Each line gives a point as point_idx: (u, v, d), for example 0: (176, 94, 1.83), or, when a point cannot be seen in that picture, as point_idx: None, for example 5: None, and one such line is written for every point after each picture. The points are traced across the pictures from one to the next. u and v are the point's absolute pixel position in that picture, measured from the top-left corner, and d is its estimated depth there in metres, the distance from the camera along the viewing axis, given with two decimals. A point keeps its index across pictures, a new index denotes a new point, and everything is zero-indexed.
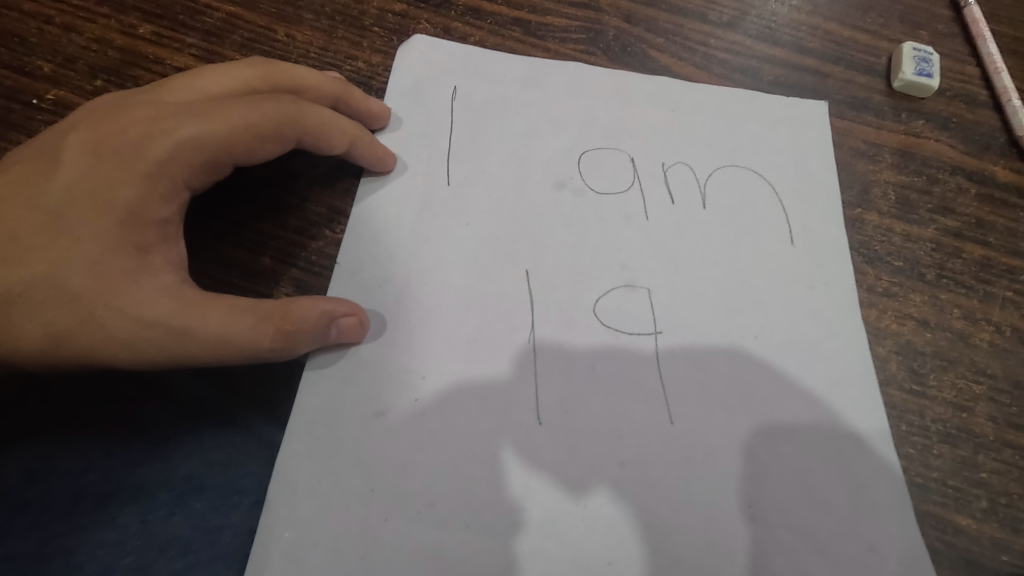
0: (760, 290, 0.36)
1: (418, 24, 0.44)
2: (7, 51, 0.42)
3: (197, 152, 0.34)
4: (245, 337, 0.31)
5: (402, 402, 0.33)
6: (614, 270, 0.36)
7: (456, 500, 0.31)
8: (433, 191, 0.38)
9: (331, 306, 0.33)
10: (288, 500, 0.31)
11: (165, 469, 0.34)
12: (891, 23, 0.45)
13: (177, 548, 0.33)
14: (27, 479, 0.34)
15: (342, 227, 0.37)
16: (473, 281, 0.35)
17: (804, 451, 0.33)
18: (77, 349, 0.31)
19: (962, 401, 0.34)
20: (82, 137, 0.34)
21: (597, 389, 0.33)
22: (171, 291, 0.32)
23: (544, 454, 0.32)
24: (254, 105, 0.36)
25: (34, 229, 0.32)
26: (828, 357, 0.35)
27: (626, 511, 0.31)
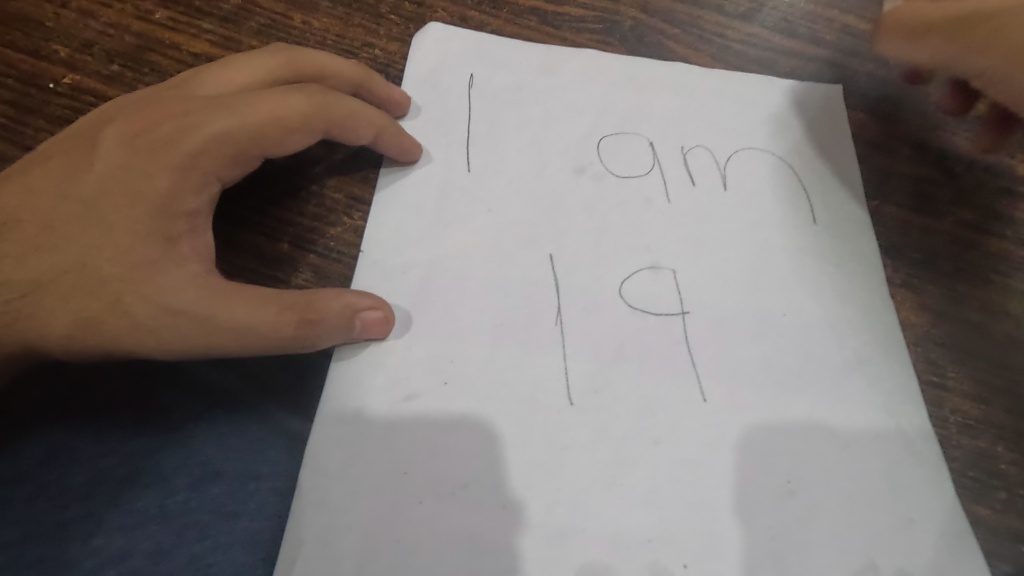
0: (781, 276, 0.36)
1: (434, 11, 0.44)
2: (23, 36, 0.42)
3: (227, 143, 0.34)
4: (268, 324, 0.31)
5: (430, 384, 0.33)
6: (638, 253, 0.36)
7: (487, 480, 0.31)
8: (455, 178, 0.38)
9: (356, 299, 0.33)
10: (321, 484, 0.31)
11: (183, 453, 0.34)
12: None
13: (195, 532, 0.33)
14: (44, 462, 0.34)
15: (360, 214, 0.37)
16: (498, 267, 0.35)
17: (833, 437, 0.33)
18: (104, 335, 0.31)
19: (980, 393, 0.35)
20: (116, 130, 0.34)
21: (626, 371, 0.33)
22: (198, 278, 0.32)
23: (577, 435, 0.32)
24: (281, 96, 0.35)
25: (64, 218, 0.33)
26: (854, 346, 0.35)
27: (660, 490, 0.31)
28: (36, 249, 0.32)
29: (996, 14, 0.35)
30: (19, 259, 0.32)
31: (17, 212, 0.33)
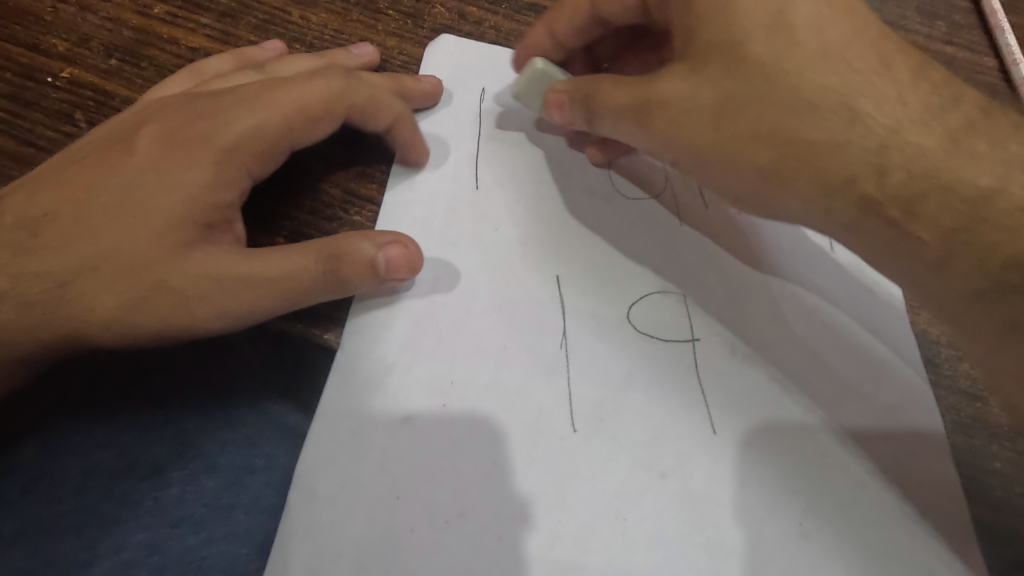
0: (779, 321, 0.37)
1: (434, 7, 0.44)
2: (22, 29, 0.42)
3: (258, 140, 0.34)
4: (298, 265, 0.32)
5: (427, 407, 0.32)
6: (649, 276, 0.37)
7: (485, 511, 0.31)
8: (463, 195, 0.38)
9: (379, 237, 0.33)
10: (310, 506, 0.30)
11: (177, 446, 0.34)
12: (909, 12, 0.45)
13: (189, 526, 0.33)
14: (41, 454, 0.34)
15: (355, 209, 0.37)
16: (501, 287, 0.35)
17: (858, 458, 0.35)
18: (147, 316, 0.31)
19: (975, 391, 0.37)
20: (151, 131, 0.34)
21: (629, 400, 0.34)
22: (233, 252, 0.32)
23: (580, 465, 0.32)
24: (308, 84, 0.35)
25: (110, 206, 0.32)
26: (845, 387, 0.36)
27: (665, 526, 0.32)
28: (76, 239, 0.32)
29: (676, 104, 0.34)
30: (60, 248, 0.32)
31: (57, 206, 0.32)
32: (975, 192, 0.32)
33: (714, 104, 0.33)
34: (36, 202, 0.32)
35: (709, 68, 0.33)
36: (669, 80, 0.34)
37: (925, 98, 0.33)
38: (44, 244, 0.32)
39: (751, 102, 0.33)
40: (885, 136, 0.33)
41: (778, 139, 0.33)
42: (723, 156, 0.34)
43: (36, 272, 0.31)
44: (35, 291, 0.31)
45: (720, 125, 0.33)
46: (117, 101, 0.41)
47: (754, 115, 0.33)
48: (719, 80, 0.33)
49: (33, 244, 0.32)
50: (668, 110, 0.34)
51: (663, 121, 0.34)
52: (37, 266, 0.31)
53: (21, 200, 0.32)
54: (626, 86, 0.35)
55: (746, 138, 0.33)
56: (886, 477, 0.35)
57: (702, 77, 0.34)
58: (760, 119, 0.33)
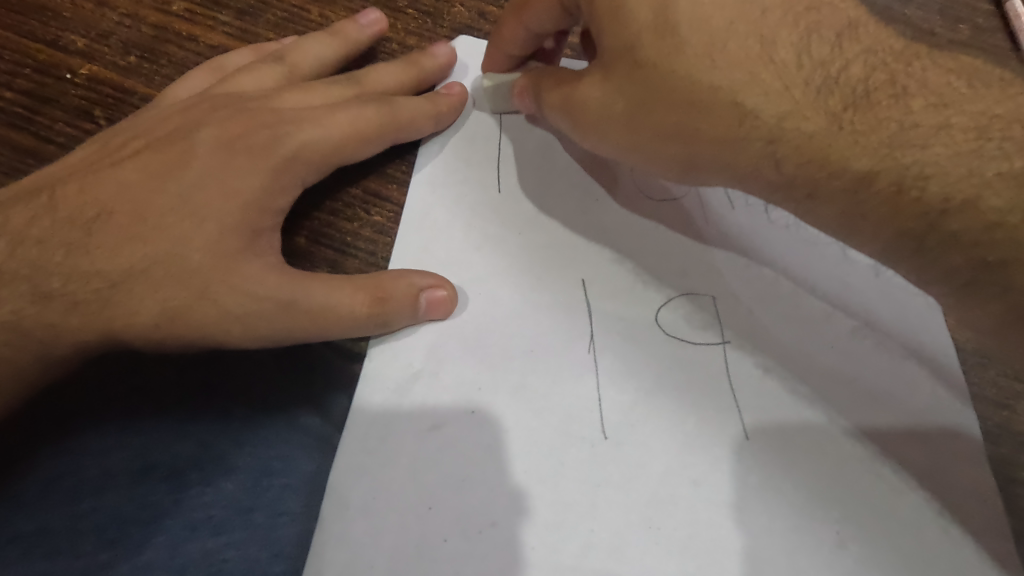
0: (801, 327, 0.36)
1: (452, 6, 0.43)
2: (41, 25, 0.41)
3: (313, 153, 0.36)
4: (342, 300, 0.33)
5: (459, 413, 0.33)
6: (674, 279, 0.37)
7: (519, 521, 0.31)
8: (484, 198, 0.38)
9: (420, 279, 0.34)
10: (342, 518, 0.31)
11: (197, 446, 0.34)
12: (931, 15, 0.44)
13: (209, 528, 0.33)
14: (61, 456, 0.34)
15: (377, 210, 0.37)
16: (526, 293, 0.35)
17: (892, 472, 0.34)
18: (190, 324, 0.32)
19: (1003, 399, 0.36)
20: (212, 136, 0.36)
21: (664, 403, 0.34)
22: (275, 267, 0.34)
23: (611, 471, 0.32)
24: (359, 108, 0.37)
25: (163, 210, 0.34)
26: (869, 391, 0.35)
27: (699, 534, 0.32)
28: (128, 239, 0.33)
29: (594, 110, 0.34)
30: (110, 251, 0.33)
31: (107, 205, 0.34)
32: (896, 186, 0.30)
33: (622, 110, 0.34)
34: (88, 201, 0.34)
35: (614, 75, 0.33)
36: (585, 82, 0.34)
37: (827, 89, 0.31)
38: (95, 244, 0.33)
39: (660, 102, 0.32)
40: (773, 129, 0.31)
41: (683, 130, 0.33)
42: (640, 149, 0.34)
43: (87, 271, 0.32)
44: (84, 291, 0.32)
45: (635, 131, 0.34)
46: (135, 98, 0.41)
47: (665, 109, 0.32)
48: (621, 85, 0.33)
49: (87, 242, 0.33)
50: (591, 114, 0.35)
51: (595, 122, 0.35)
52: (90, 265, 0.32)
53: (73, 196, 0.34)
54: (557, 88, 0.35)
55: (658, 141, 0.34)
56: (912, 485, 0.34)
57: (609, 84, 0.33)
58: (667, 121, 0.33)
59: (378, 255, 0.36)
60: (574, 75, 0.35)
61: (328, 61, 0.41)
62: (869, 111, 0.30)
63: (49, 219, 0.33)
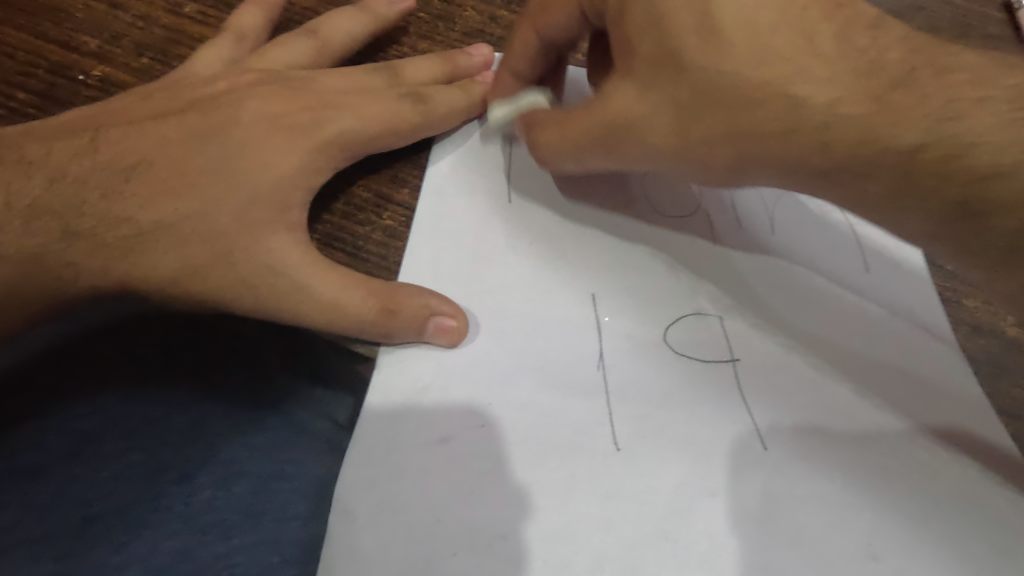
0: (841, 332, 0.37)
1: (464, 10, 0.43)
2: (53, 26, 0.41)
3: (351, 141, 0.36)
4: (351, 304, 0.33)
5: (467, 426, 0.32)
6: (684, 297, 0.37)
7: (526, 521, 0.31)
8: (496, 211, 0.38)
9: (436, 303, 0.34)
10: (352, 529, 0.30)
11: (208, 452, 0.35)
12: (942, 23, 0.44)
13: (223, 530, 0.33)
14: (70, 456, 0.34)
15: (388, 213, 0.37)
16: (537, 305, 0.36)
17: (915, 485, 0.34)
18: (206, 282, 0.33)
19: (1015, 409, 0.38)
20: (251, 108, 0.37)
21: (678, 411, 0.34)
22: (301, 242, 0.34)
23: (626, 482, 0.32)
24: (396, 103, 0.37)
25: (197, 169, 0.35)
26: (910, 387, 0.36)
27: (721, 546, 0.31)
28: (159, 192, 0.34)
29: (639, 125, 0.34)
30: (143, 202, 0.34)
31: (148, 154, 0.35)
32: (909, 161, 0.30)
33: (669, 120, 0.33)
34: (126, 149, 0.35)
35: (656, 87, 0.33)
36: (619, 97, 0.34)
37: (872, 71, 0.30)
38: (129, 191, 0.34)
39: (707, 102, 0.32)
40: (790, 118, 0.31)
41: (748, 127, 0.32)
42: (689, 159, 0.34)
43: (118, 216, 0.33)
44: (110, 234, 0.33)
45: (687, 135, 0.33)
46: None
47: (710, 119, 0.32)
48: (667, 93, 0.32)
49: (122, 188, 0.34)
50: (632, 132, 0.34)
51: (634, 144, 0.35)
52: (121, 211, 0.34)
53: (115, 140, 0.35)
54: (587, 115, 0.35)
55: (697, 138, 0.33)
56: (948, 481, 0.34)
57: (650, 94, 0.33)
58: (720, 121, 0.32)
59: (390, 260, 0.36)
60: (601, 95, 0.35)
61: (355, 35, 0.42)
62: (888, 95, 0.30)
63: (86, 160, 0.34)
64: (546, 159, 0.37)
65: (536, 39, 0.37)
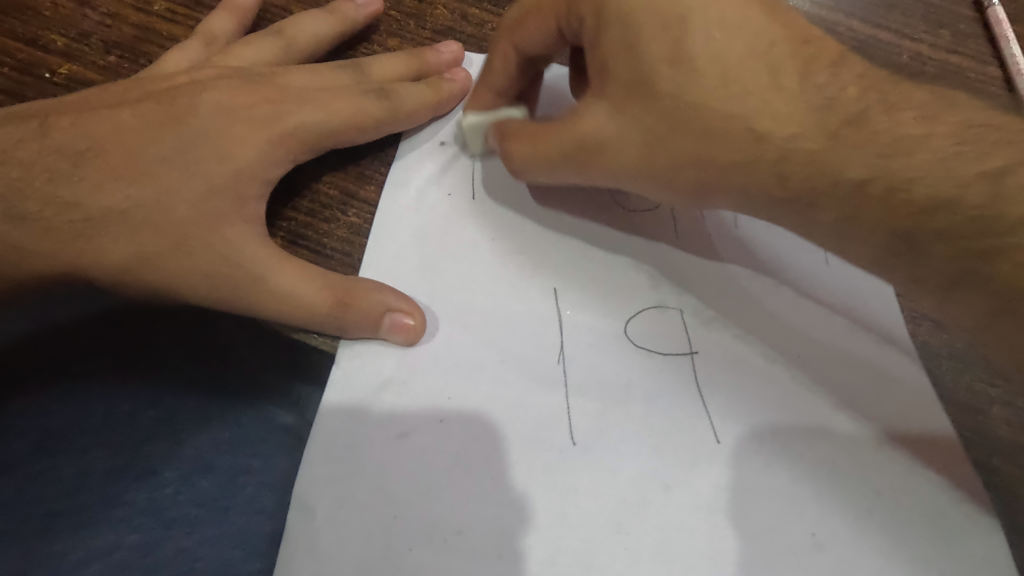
0: (808, 317, 0.37)
1: (435, 7, 0.43)
2: (20, 24, 0.41)
3: (310, 134, 0.36)
4: (307, 297, 0.33)
5: (425, 422, 0.32)
6: (646, 291, 0.37)
7: (497, 516, 0.31)
8: (460, 207, 0.38)
9: (395, 300, 0.33)
10: (307, 525, 0.30)
11: (173, 449, 0.35)
12: (913, 21, 0.44)
13: (184, 526, 0.34)
14: (31, 454, 0.34)
15: (353, 210, 0.37)
16: (499, 300, 0.35)
17: (873, 474, 0.34)
18: (160, 273, 0.33)
19: (977, 403, 0.36)
20: (212, 100, 0.37)
21: (636, 408, 0.34)
22: (260, 236, 0.34)
23: (582, 477, 0.32)
24: (360, 98, 0.37)
25: (154, 158, 0.35)
26: (869, 380, 0.35)
27: (671, 540, 0.31)
28: (113, 179, 0.34)
29: (608, 146, 0.33)
30: (95, 186, 0.34)
31: (100, 140, 0.35)
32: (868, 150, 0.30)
33: (640, 141, 0.32)
34: (79, 135, 0.35)
35: (629, 105, 0.32)
36: (591, 117, 0.33)
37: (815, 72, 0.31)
38: (82, 176, 0.34)
39: (676, 131, 0.32)
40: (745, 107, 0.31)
41: (697, 157, 0.32)
42: (658, 180, 0.34)
43: (68, 201, 0.33)
44: (60, 219, 0.33)
45: (653, 157, 0.33)
46: None
47: (676, 144, 0.32)
48: (635, 117, 0.32)
49: (75, 174, 0.34)
50: (606, 149, 0.33)
51: (607, 158, 0.34)
52: (71, 196, 0.34)
53: (70, 126, 0.35)
54: (557, 128, 0.34)
55: (676, 168, 0.33)
56: (907, 479, 0.34)
57: (623, 117, 0.32)
58: (688, 146, 0.32)
59: (354, 256, 0.36)
60: (573, 114, 0.34)
61: (323, 36, 0.42)
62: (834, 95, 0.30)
63: (38, 145, 0.34)
64: (515, 169, 0.36)
65: (515, 55, 0.36)
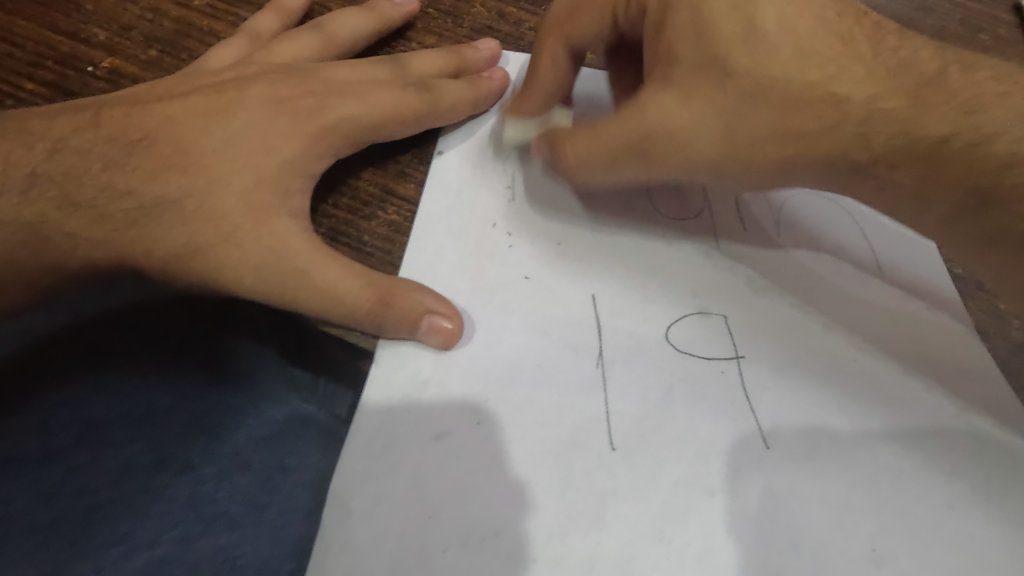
0: (848, 341, 0.37)
1: (473, 6, 0.44)
2: (64, 17, 0.41)
3: (351, 126, 0.37)
4: (349, 295, 0.33)
5: (463, 423, 0.32)
6: (687, 299, 0.37)
7: (525, 533, 0.31)
8: (499, 208, 0.38)
9: (433, 302, 0.34)
10: (345, 524, 0.30)
11: (214, 446, 0.36)
12: (952, 25, 0.44)
13: (223, 523, 0.35)
14: (76, 445, 0.35)
15: (395, 208, 0.37)
16: (538, 303, 0.36)
17: (917, 499, 0.33)
18: (204, 262, 0.33)
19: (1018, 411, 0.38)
20: (255, 94, 0.37)
21: (675, 412, 0.34)
22: (304, 229, 0.34)
23: (620, 479, 0.32)
24: (400, 92, 0.38)
25: (200, 151, 0.35)
26: (901, 329, 0.38)
27: (713, 547, 0.31)
28: (159, 172, 0.34)
29: (685, 134, 0.34)
30: (145, 177, 0.34)
31: (149, 131, 0.35)
32: None
33: (716, 123, 0.34)
34: (126, 125, 0.35)
35: (699, 86, 0.34)
36: (657, 107, 0.34)
37: None
38: (129, 167, 0.34)
39: (734, 93, 0.34)
40: None
41: (762, 138, 0.34)
42: (731, 170, 0.35)
43: (117, 189, 0.34)
44: (110, 206, 0.34)
45: (734, 141, 0.34)
46: None
47: (765, 114, 0.34)
48: (712, 99, 0.34)
49: (123, 165, 0.35)
50: (672, 141, 0.34)
51: (671, 151, 0.34)
52: (120, 184, 0.34)
53: (116, 117, 0.35)
54: (614, 125, 0.34)
55: (748, 149, 0.34)
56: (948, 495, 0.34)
57: (693, 103, 0.34)
58: (760, 128, 0.34)
59: (395, 254, 0.37)
60: (633, 105, 0.35)
61: (362, 33, 0.42)
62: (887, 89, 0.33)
63: (85, 134, 0.35)
64: (565, 170, 0.36)
65: (562, 50, 0.39)
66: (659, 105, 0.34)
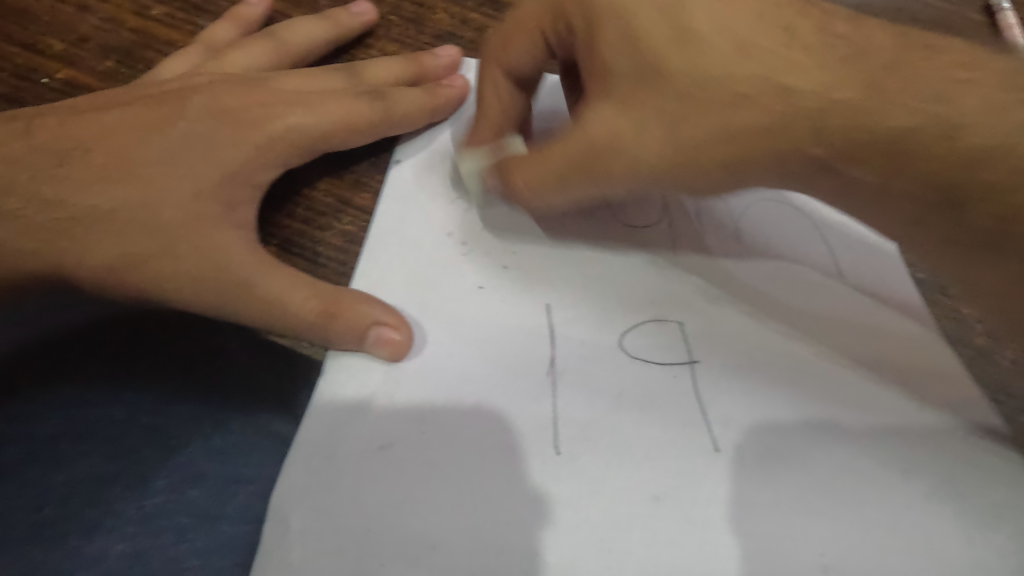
0: (810, 353, 0.35)
1: (434, 12, 0.43)
2: (19, 28, 0.41)
3: (299, 136, 0.36)
4: (295, 306, 0.33)
5: (405, 437, 0.32)
6: (642, 305, 0.36)
7: (464, 545, 0.30)
8: (454, 216, 0.37)
9: (380, 312, 0.33)
10: (281, 540, 0.30)
11: (166, 457, 0.36)
12: (921, 24, 0.43)
13: (172, 534, 0.34)
14: (25, 462, 0.34)
15: (350, 218, 0.37)
16: (488, 311, 0.35)
17: (884, 502, 0.32)
18: (147, 275, 0.33)
19: None
20: (202, 103, 0.37)
21: (624, 420, 0.33)
22: (248, 241, 0.34)
23: (565, 489, 0.31)
24: (352, 100, 0.37)
25: (144, 162, 0.35)
26: (869, 337, 0.36)
27: (659, 556, 0.31)
28: (102, 183, 0.34)
29: (621, 143, 0.32)
30: (88, 189, 0.34)
31: (93, 142, 0.35)
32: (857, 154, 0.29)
33: (660, 129, 0.31)
34: (72, 136, 0.35)
35: (637, 97, 0.31)
36: (597, 118, 0.32)
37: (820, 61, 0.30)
38: (71, 178, 0.34)
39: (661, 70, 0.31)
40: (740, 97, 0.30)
41: (713, 133, 0.31)
42: (687, 179, 0.32)
43: (59, 200, 0.34)
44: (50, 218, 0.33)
45: (680, 151, 0.31)
46: None
47: (698, 121, 0.31)
48: (648, 106, 0.31)
49: (66, 176, 0.34)
50: (616, 153, 0.32)
51: (621, 167, 0.32)
52: (63, 196, 0.34)
53: (62, 128, 0.35)
54: (563, 143, 0.32)
55: (707, 139, 0.31)
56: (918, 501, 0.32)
57: (630, 109, 0.31)
58: (703, 124, 0.31)
59: (348, 265, 0.36)
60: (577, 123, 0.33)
61: (320, 42, 0.42)
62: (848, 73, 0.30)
63: (28, 144, 0.34)
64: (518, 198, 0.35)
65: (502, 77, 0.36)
66: (603, 116, 0.32)
